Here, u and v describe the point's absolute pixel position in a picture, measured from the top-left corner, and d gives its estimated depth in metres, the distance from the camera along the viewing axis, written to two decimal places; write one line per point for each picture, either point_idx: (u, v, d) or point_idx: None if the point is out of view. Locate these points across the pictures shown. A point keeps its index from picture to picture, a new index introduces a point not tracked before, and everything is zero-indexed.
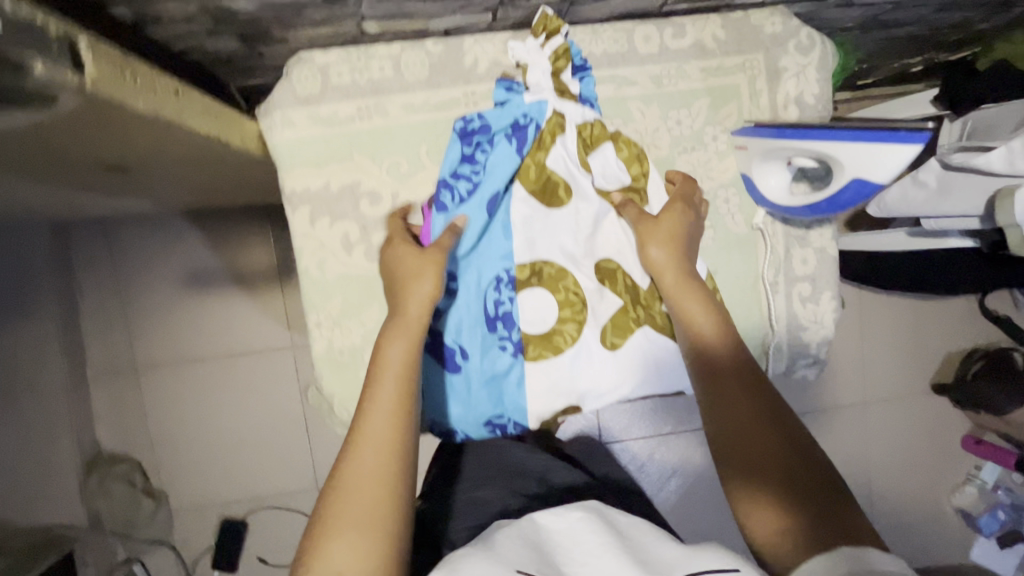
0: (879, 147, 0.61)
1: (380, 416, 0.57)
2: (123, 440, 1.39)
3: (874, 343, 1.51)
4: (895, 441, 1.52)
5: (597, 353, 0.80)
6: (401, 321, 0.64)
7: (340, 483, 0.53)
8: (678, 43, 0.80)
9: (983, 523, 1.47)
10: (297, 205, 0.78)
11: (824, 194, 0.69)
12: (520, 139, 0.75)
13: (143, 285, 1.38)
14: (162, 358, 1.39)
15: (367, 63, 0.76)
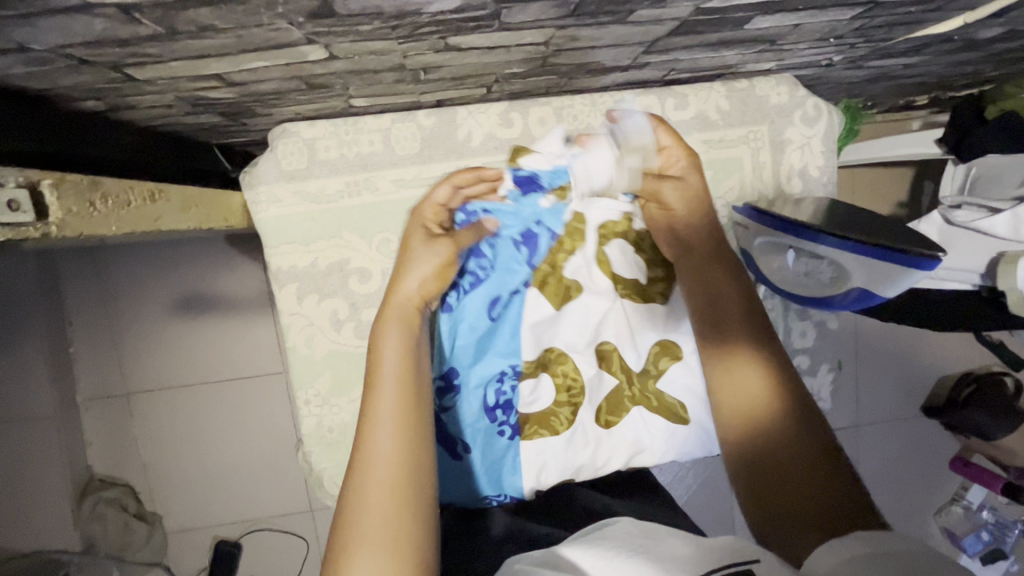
0: (894, 268, 0.59)
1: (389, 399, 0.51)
2: (114, 465, 1.38)
3: (867, 370, 1.52)
4: (885, 463, 1.54)
5: (592, 432, 0.79)
6: (397, 316, 0.56)
7: (351, 495, 0.46)
8: (680, 114, 0.77)
9: (967, 543, 1.47)
10: (284, 282, 0.75)
11: (831, 292, 0.69)
12: (530, 247, 0.77)
13: (132, 308, 1.35)
14: (153, 385, 1.37)
15: (356, 137, 0.73)
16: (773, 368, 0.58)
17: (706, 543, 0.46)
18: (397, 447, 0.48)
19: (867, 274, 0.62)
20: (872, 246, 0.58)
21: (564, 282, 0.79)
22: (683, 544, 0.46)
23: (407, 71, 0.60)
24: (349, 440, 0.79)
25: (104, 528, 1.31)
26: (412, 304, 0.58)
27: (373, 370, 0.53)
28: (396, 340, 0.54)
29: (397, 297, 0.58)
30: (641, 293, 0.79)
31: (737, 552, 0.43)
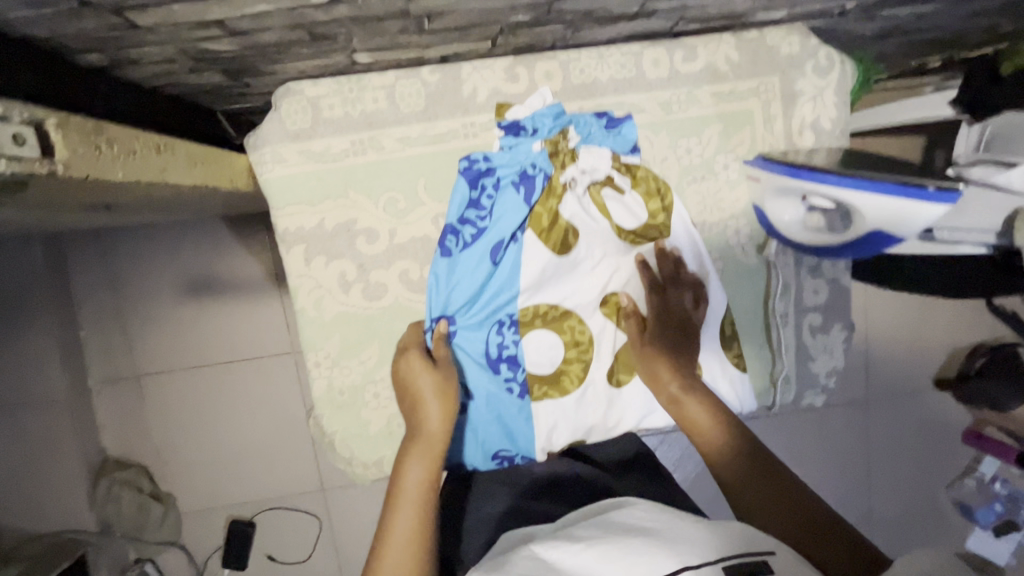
0: (904, 206, 0.57)
1: (406, 513, 0.57)
2: (128, 446, 1.39)
3: (878, 342, 1.51)
4: (896, 435, 1.54)
5: (602, 388, 0.80)
6: (420, 441, 0.64)
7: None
8: (689, 67, 0.75)
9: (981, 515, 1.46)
10: (291, 244, 0.75)
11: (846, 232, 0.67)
12: (527, 187, 0.72)
13: (142, 291, 1.35)
14: (163, 366, 1.38)
15: (359, 95, 0.72)
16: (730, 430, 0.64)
17: (719, 531, 0.48)
18: (415, 546, 0.55)
19: (876, 214, 0.60)
20: (868, 180, 0.58)
21: (562, 228, 0.75)
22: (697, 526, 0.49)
23: (411, 18, 0.59)
24: (360, 402, 0.79)
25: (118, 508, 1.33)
26: (433, 428, 0.65)
27: (396, 490, 0.60)
28: (420, 462, 0.61)
29: (425, 424, 0.65)
30: (655, 233, 0.77)
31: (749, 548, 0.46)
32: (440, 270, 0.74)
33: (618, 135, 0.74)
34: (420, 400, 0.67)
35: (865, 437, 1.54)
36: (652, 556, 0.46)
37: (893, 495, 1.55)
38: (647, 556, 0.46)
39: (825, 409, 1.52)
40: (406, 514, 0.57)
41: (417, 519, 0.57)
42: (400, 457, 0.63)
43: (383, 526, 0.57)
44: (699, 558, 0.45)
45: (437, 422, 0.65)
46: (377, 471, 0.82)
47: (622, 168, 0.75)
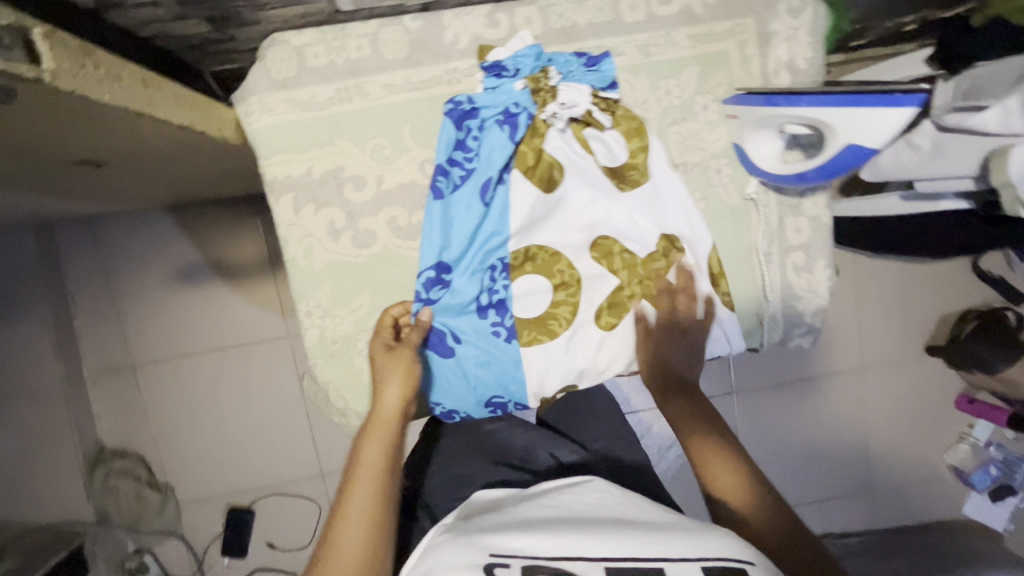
0: (871, 112, 0.59)
1: (361, 498, 0.58)
2: (125, 435, 1.38)
3: (867, 307, 1.53)
4: (891, 400, 1.56)
5: (592, 332, 0.81)
6: (377, 424, 0.65)
7: (325, 558, 0.55)
8: (665, 10, 0.77)
9: (976, 479, 1.50)
10: (280, 193, 0.76)
11: (815, 164, 0.68)
12: (512, 126, 0.73)
13: (135, 275, 1.35)
14: (160, 355, 1.37)
15: (343, 43, 0.73)
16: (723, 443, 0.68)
17: (703, 533, 0.53)
18: (370, 522, 0.57)
19: (847, 126, 0.61)
20: (842, 92, 0.60)
21: (547, 165, 0.75)
22: (684, 529, 0.53)
23: None
24: (352, 351, 0.80)
25: (116, 499, 1.35)
26: (390, 412, 0.66)
27: (353, 473, 0.61)
28: (376, 444, 0.63)
29: (382, 407, 0.66)
30: (638, 171, 0.77)
31: (733, 553, 0.50)
32: (436, 210, 0.75)
33: (597, 72, 0.75)
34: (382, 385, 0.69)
35: (859, 403, 1.55)
36: (627, 537, 0.52)
37: (888, 461, 1.56)
38: (624, 538, 0.52)
39: (819, 377, 1.54)
40: (361, 498, 0.58)
41: (372, 506, 0.58)
42: (358, 442, 0.64)
43: (337, 511, 0.58)
44: (676, 553, 0.50)
45: (394, 405, 0.67)
46: None
47: (602, 104, 0.75)
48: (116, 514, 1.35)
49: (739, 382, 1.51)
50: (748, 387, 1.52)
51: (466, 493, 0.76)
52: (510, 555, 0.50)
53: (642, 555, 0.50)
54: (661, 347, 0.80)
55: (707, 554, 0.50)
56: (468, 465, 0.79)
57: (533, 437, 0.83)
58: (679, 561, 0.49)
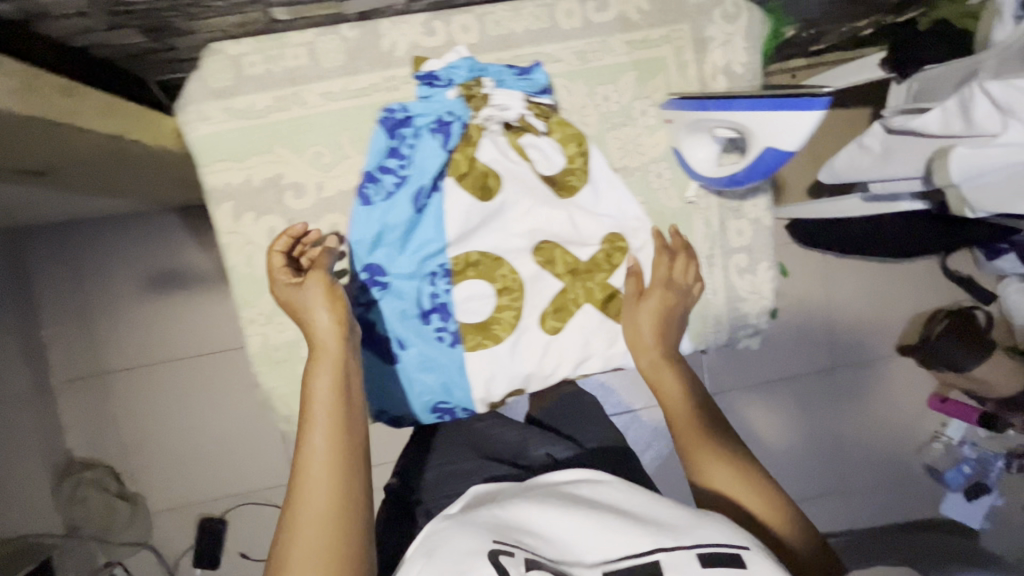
0: (783, 119, 0.60)
1: (321, 431, 0.53)
2: (96, 445, 1.32)
3: (834, 307, 1.55)
4: (862, 400, 1.57)
5: (536, 335, 0.82)
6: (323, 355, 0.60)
7: (291, 512, 0.48)
8: (601, 17, 0.78)
9: (949, 477, 1.52)
10: (220, 201, 0.76)
11: (740, 166, 0.70)
12: (445, 134, 0.73)
13: (103, 284, 1.33)
14: (129, 363, 1.34)
15: (280, 52, 0.74)
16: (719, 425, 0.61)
17: (693, 520, 0.45)
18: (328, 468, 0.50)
19: (765, 130, 0.62)
20: (761, 97, 0.60)
21: (480, 173, 0.75)
22: (676, 511, 0.47)
23: None
24: (296, 358, 0.80)
25: (87, 509, 1.29)
26: (330, 337, 0.61)
27: (306, 408, 0.55)
28: (325, 375, 0.57)
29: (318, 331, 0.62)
30: (576, 176, 0.78)
31: (726, 537, 0.43)
32: (373, 213, 0.74)
33: (529, 80, 0.75)
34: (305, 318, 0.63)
35: (845, 403, 1.56)
36: (624, 529, 0.44)
37: (867, 460, 1.57)
38: (620, 530, 0.44)
39: (797, 377, 1.55)
40: (320, 431, 0.53)
41: (334, 436, 0.53)
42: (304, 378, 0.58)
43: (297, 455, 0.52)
44: (672, 540, 0.43)
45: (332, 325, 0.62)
46: None
47: (536, 110, 0.75)
48: (86, 525, 1.30)
49: (719, 384, 1.52)
50: (730, 387, 1.52)
51: (462, 488, 0.67)
52: (515, 546, 0.43)
53: (639, 550, 0.43)
54: (652, 313, 0.76)
55: (700, 539, 0.43)
56: (461, 461, 0.71)
57: (528, 432, 0.75)
58: (672, 549, 0.42)
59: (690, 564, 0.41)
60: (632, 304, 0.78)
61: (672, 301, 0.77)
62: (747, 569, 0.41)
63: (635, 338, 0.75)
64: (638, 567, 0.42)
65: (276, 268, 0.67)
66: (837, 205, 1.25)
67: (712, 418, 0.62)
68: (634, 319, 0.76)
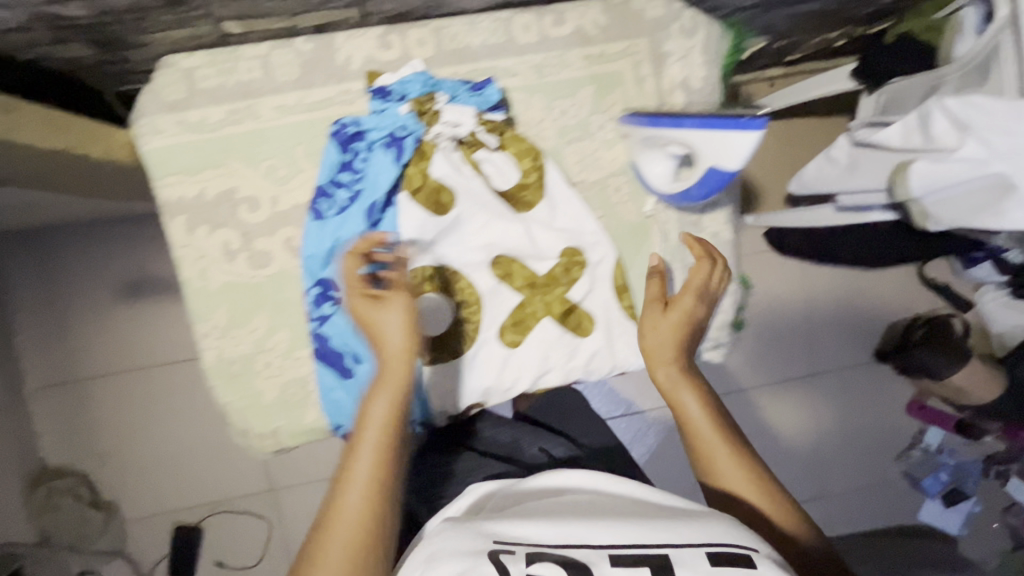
0: (726, 139, 0.60)
1: (367, 450, 0.55)
2: (71, 450, 1.29)
3: (810, 314, 1.56)
4: (840, 407, 1.57)
5: (495, 348, 0.81)
6: (385, 374, 0.60)
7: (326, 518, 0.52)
8: (558, 31, 0.78)
9: (926, 485, 1.52)
10: (174, 214, 0.75)
11: (683, 184, 0.70)
12: (397, 148, 0.72)
13: (77, 289, 1.31)
14: (104, 369, 1.31)
15: (234, 66, 0.73)
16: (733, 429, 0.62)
17: (703, 518, 0.47)
18: (369, 506, 0.52)
19: (710, 149, 0.63)
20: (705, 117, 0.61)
21: (434, 187, 0.74)
22: (689, 514, 0.49)
23: None
24: (251, 372, 0.79)
25: (59, 519, 1.25)
26: (395, 358, 0.61)
27: (360, 424, 0.57)
28: (385, 397, 0.58)
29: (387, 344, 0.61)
30: (530, 190, 0.78)
31: (734, 538, 0.45)
32: (327, 227, 0.74)
33: (481, 96, 0.75)
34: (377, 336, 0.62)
35: (841, 405, 1.57)
36: (635, 524, 0.46)
37: (849, 466, 1.56)
38: (632, 527, 0.46)
39: (787, 382, 1.55)
40: (368, 452, 0.55)
41: (378, 460, 0.55)
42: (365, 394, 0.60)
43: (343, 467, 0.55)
44: (683, 537, 0.45)
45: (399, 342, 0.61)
46: (273, 441, 0.82)
47: (487, 126, 0.75)
48: (58, 534, 1.24)
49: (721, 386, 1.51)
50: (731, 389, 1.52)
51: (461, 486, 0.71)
52: (515, 542, 0.45)
53: (648, 542, 0.44)
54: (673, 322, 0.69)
55: (706, 535, 0.45)
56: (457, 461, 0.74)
57: (519, 432, 0.79)
58: (680, 545, 0.43)
59: (696, 559, 0.43)
60: (653, 309, 0.71)
61: (697, 315, 0.70)
62: (753, 570, 0.42)
63: (650, 346, 0.68)
64: (644, 558, 0.43)
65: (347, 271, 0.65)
66: (807, 216, 1.21)
67: (731, 428, 0.62)
68: (655, 324, 0.69)
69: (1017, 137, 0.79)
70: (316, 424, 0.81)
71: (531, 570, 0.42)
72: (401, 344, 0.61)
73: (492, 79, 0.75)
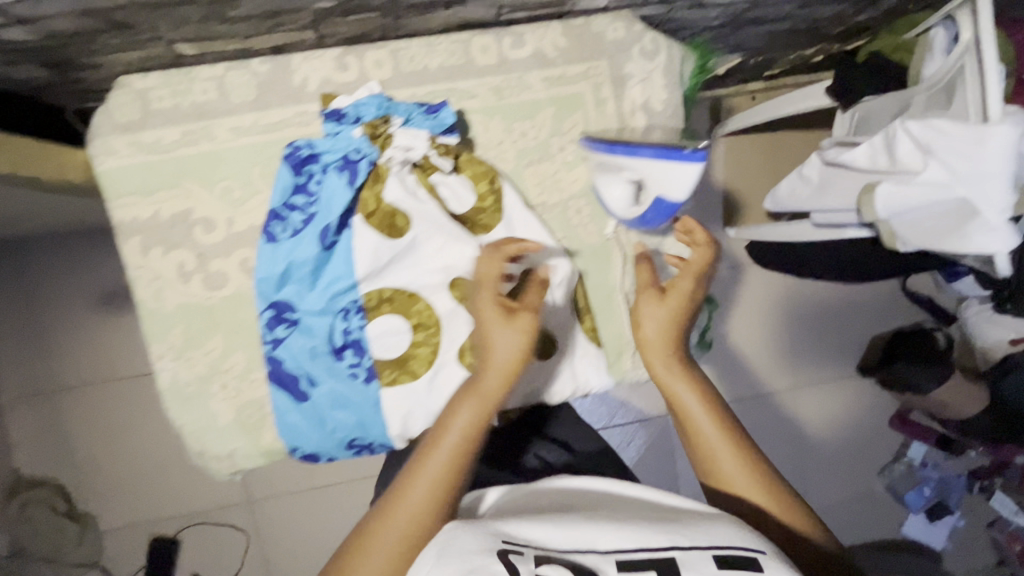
0: (668, 168, 0.62)
1: (433, 467, 0.50)
2: (48, 462, 1.28)
3: (796, 328, 1.55)
4: (823, 421, 1.56)
5: (455, 371, 0.78)
6: (472, 390, 0.54)
7: (380, 518, 0.48)
8: (517, 53, 0.77)
9: (909, 499, 1.51)
10: (128, 235, 0.75)
11: (630, 214, 0.70)
12: (351, 172, 0.71)
13: (53, 297, 1.28)
14: (81, 380, 1.29)
15: (189, 87, 0.73)
16: (734, 424, 0.59)
17: (707, 521, 0.45)
18: (425, 514, 0.48)
19: (654, 178, 0.65)
20: (650, 145, 0.63)
21: (388, 212, 0.74)
22: (692, 517, 0.46)
23: (204, 5, 0.60)
24: (207, 394, 0.79)
25: (35, 528, 1.24)
26: (491, 377, 0.54)
27: (436, 435, 0.52)
28: (467, 413, 0.52)
29: (492, 356, 0.54)
30: (486, 214, 0.77)
31: (739, 540, 0.43)
32: (280, 249, 0.73)
33: (435, 119, 0.72)
34: (486, 345, 0.55)
35: (824, 418, 1.56)
36: (641, 529, 0.44)
37: (833, 480, 1.55)
38: (636, 531, 0.44)
39: (783, 392, 1.55)
40: (433, 469, 0.50)
41: (443, 479, 0.49)
42: (448, 402, 0.54)
43: (406, 473, 0.50)
44: (688, 540, 0.43)
45: (507, 356, 0.54)
46: (230, 463, 0.81)
47: (441, 150, 0.73)
48: (34, 544, 1.24)
49: (731, 393, 1.52)
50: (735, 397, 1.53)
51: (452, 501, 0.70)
52: (523, 545, 0.43)
53: (652, 547, 0.42)
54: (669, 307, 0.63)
55: (712, 538, 0.43)
56: None
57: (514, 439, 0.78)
58: (688, 548, 0.41)
59: (704, 563, 0.41)
60: (646, 297, 0.66)
61: (695, 294, 0.65)
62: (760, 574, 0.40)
63: (643, 333, 0.64)
64: (651, 561, 0.41)
65: (484, 273, 0.61)
66: (790, 229, 1.20)
67: (730, 422, 0.59)
68: (650, 309, 0.64)
69: (976, 161, 0.78)
70: (273, 445, 0.81)
71: (540, 571, 0.40)
72: (513, 364, 0.54)
73: (447, 102, 0.73)
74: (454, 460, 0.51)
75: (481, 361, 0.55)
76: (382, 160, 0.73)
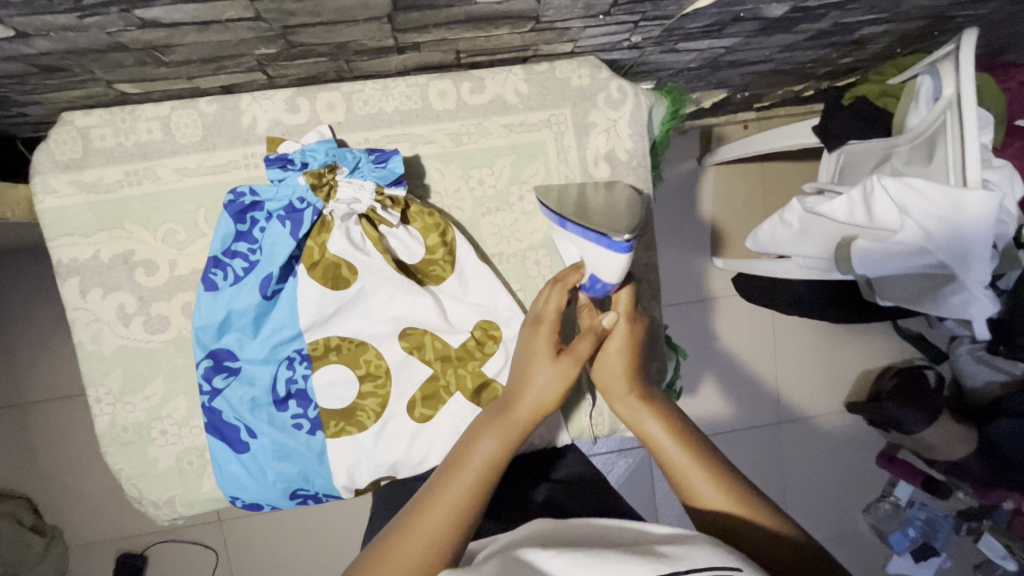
0: (597, 250, 0.60)
1: (458, 484, 0.51)
2: (10, 476, 1.20)
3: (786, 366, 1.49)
4: (807, 460, 1.51)
5: (404, 425, 0.75)
6: (502, 417, 0.56)
7: (395, 532, 0.48)
8: (476, 99, 0.75)
9: (893, 540, 1.45)
10: (66, 276, 0.72)
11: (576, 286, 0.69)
12: (294, 222, 0.70)
13: (16, 302, 1.18)
14: (62, 393, 1.21)
15: (132, 125, 0.70)
16: (710, 450, 0.56)
17: (682, 546, 0.41)
18: (435, 544, 0.47)
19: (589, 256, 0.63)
20: (583, 227, 0.61)
21: (332, 264, 0.71)
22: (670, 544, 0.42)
23: (136, 51, 0.57)
24: (145, 440, 0.76)
25: None
26: (522, 407, 0.57)
27: (462, 457, 0.53)
28: (494, 437, 0.54)
29: (528, 388, 0.57)
30: (438, 265, 0.74)
31: (715, 560, 0.39)
32: (220, 297, 0.71)
33: (383, 169, 0.70)
34: (526, 378, 0.58)
35: (810, 456, 1.51)
36: (616, 559, 0.39)
37: (816, 517, 1.51)
38: (613, 562, 0.39)
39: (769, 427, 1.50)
40: (458, 486, 0.51)
41: (465, 497, 0.50)
42: (474, 430, 0.56)
43: (427, 491, 0.51)
44: (666, 568, 0.38)
45: (543, 390, 0.57)
46: (169, 510, 0.78)
47: (388, 201, 0.71)
48: None
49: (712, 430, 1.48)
50: (720, 430, 1.47)
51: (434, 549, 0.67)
52: None
53: None
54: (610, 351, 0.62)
55: (686, 565, 0.38)
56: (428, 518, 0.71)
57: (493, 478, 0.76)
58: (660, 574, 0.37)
59: None
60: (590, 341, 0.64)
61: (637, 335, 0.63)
62: None
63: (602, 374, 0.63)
64: None
65: (535, 307, 0.63)
66: (775, 266, 1.14)
67: (702, 446, 0.57)
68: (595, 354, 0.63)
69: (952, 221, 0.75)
70: (214, 493, 0.78)
71: None
72: (549, 400, 0.57)
73: (398, 150, 0.70)
74: (479, 481, 0.51)
75: (514, 393, 0.58)
76: (330, 210, 0.71)
